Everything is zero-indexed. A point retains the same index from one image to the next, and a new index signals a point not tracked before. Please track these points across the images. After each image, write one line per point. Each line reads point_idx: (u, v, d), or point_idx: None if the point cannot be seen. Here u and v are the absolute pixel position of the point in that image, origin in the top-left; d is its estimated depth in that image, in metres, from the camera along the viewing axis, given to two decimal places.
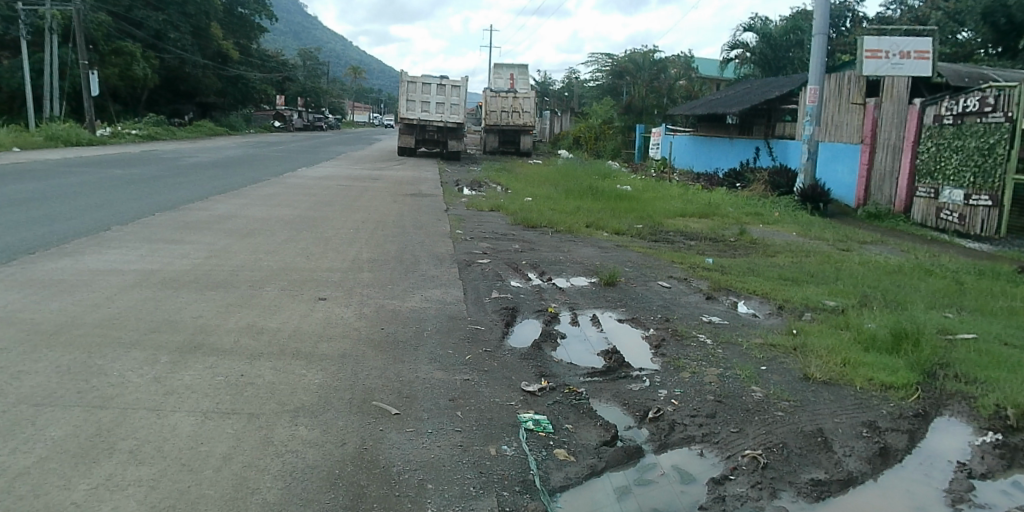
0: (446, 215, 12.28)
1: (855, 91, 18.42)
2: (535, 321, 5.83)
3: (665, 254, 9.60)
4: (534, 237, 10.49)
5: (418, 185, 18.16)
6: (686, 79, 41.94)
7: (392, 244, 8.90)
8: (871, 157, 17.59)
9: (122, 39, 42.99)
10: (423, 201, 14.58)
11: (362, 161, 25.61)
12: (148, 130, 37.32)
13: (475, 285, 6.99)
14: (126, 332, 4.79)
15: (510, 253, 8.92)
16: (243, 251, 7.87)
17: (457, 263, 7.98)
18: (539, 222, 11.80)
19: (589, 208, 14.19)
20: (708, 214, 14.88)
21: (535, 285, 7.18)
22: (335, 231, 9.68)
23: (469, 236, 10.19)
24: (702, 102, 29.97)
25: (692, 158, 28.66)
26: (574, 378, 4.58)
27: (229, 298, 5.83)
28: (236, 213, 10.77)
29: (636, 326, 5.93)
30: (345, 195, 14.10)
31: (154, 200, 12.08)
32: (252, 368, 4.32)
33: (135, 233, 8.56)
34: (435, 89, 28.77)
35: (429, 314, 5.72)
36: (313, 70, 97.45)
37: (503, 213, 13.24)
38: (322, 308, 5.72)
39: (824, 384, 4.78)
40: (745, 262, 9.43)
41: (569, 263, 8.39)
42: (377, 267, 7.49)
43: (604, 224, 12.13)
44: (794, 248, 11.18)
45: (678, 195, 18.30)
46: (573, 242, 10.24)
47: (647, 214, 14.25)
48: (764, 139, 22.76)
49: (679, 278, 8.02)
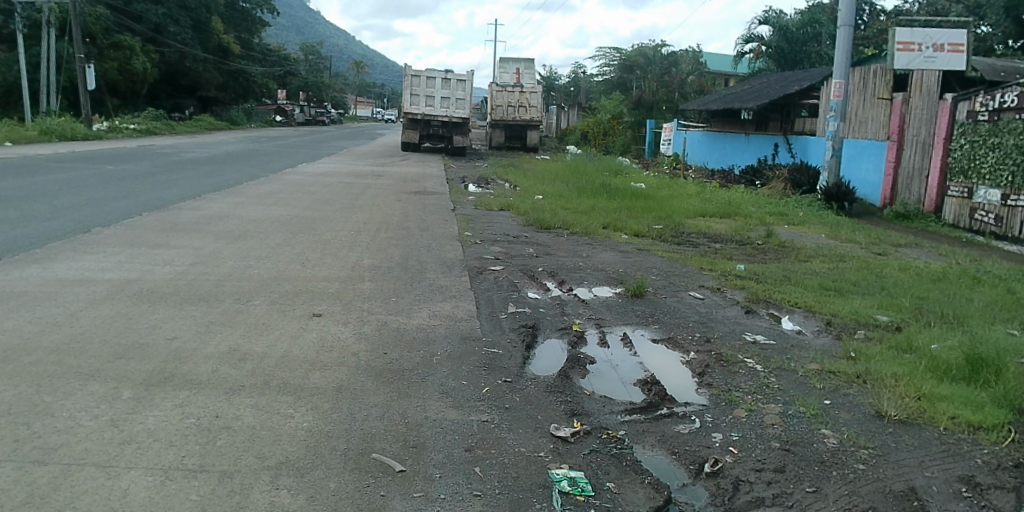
0: (453, 216, 11.59)
1: (882, 86, 17.64)
2: (559, 342, 5.12)
3: (692, 260, 8.89)
4: (549, 240, 9.80)
5: (423, 182, 17.47)
6: (697, 74, 41.11)
7: (397, 249, 8.22)
8: (898, 154, 16.81)
9: (121, 32, 42.45)
10: (429, 199, 13.90)
11: (364, 157, 24.96)
12: (147, 125, 36.76)
13: (488, 297, 6.29)
14: (86, 360, 4.10)
15: (524, 258, 8.22)
16: (232, 256, 7.20)
17: (468, 271, 7.27)
18: (553, 223, 11.11)
19: (605, 208, 13.48)
20: (730, 215, 14.14)
21: (554, 296, 6.47)
22: (336, 233, 9.01)
23: (480, 238, 9.49)
24: (716, 97, 29.19)
25: (706, 154, 27.89)
26: (611, 417, 3.86)
27: (212, 315, 5.15)
28: (229, 213, 10.11)
29: (673, 348, 5.22)
30: (346, 194, 13.43)
31: (143, 199, 11.44)
32: (229, 407, 3.62)
33: (116, 236, 7.92)
34: (440, 83, 28.03)
35: (439, 334, 5.02)
36: (316, 64, 96.84)
37: (514, 213, 12.55)
38: (316, 327, 5.03)
39: (902, 425, 4.06)
40: (780, 269, 8.70)
41: (590, 270, 7.69)
42: (380, 275, 6.80)
43: (622, 225, 11.43)
44: (827, 252, 10.46)
45: (695, 193, 17.55)
46: (591, 245, 9.53)
47: (666, 213, 13.54)
48: (783, 135, 21.98)
49: (712, 288, 7.30)
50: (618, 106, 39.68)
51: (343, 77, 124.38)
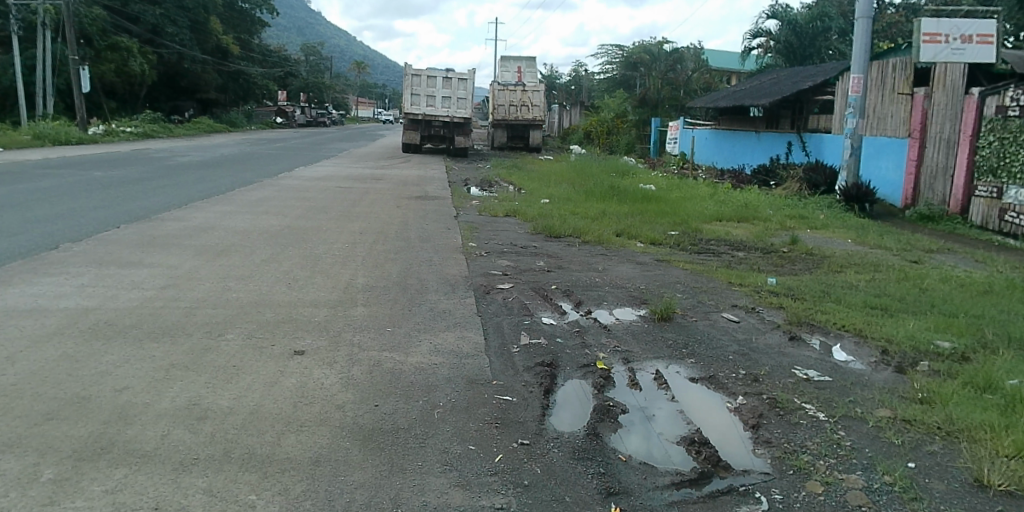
0: (456, 223, 10.81)
1: (902, 81, 16.85)
2: (582, 381, 4.38)
3: (718, 273, 8.12)
4: (559, 251, 9.03)
5: (423, 186, 16.70)
6: (703, 71, 40.30)
7: (395, 264, 7.45)
8: (921, 153, 16.01)
9: (117, 34, 41.75)
10: (429, 205, 13.16)
11: (364, 159, 24.20)
12: (144, 127, 36.03)
13: (497, 322, 5.52)
14: (8, 425, 3.33)
15: (535, 274, 7.46)
16: (210, 277, 6.44)
17: (473, 291, 6.50)
18: (563, 230, 10.36)
19: (616, 213, 12.73)
20: (750, 219, 13.38)
21: (572, 322, 5.70)
22: (329, 247, 8.25)
23: (485, 250, 8.73)
24: (723, 94, 28.40)
25: (714, 152, 27.11)
26: (657, 495, 3.10)
27: (174, 355, 4.38)
28: (215, 224, 9.35)
29: (717, 390, 4.44)
30: (342, 200, 12.65)
31: (125, 208, 10.70)
32: (175, 492, 2.84)
33: (84, 253, 7.16)
34: (440, 82, 27.28)
35: (441, 377, 4.24)
36: (316, 65, 96.04)
37: (520, 219, 11.80)
38: (295, 370, 4.25)
39: (1011, 499, 3.28)
40: (815, 283, 7.90)
41: (609, 288, 6.90)
42: (374, 297, 6.03)
43: (636, 232, 10.67)
44: (859, 260, 9.69)
45: (708, 195, 16.78)
46: (605, 256, 8.75)
47: (681, 218, 12.79)
48: (796, 132, 21.21)
49: (746, 308, 6.52)
50: (621, 104, 38.89)
51: (344, 77, 123.60)
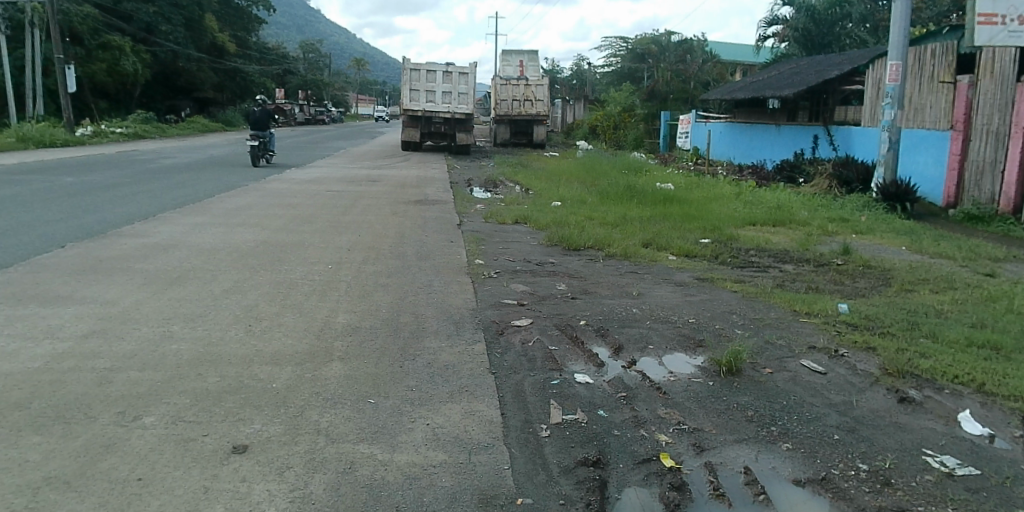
0: (459, 233, 9.46)
1: (944, 68, 15.44)
2: (645, 492, 3.04)
3: (776, 297, 6.79)
4: (580, 268, 7.66)
5: (422, 188, 15.32)
6: (713, 63, 38.91)
7: (385, 293, 6.11)
8: (967, 146, 14.58)
9: (109, 33, 40.43)
10: (429, 210, 11.84)
11: (359, 159, 22.77)
12: (134, 127, 34.68)
13: (517, 384, 4.17)
14: None
15: (557, 303, 6.11)
16: (151, 318, 5.10)
17: (483, 331, 5.14)
18: (583, 241, 9.04)
19: (638, 218, 11.42)
20: (788, 224, 12.03)
21: (615, 380, 4.35)
22: (310, 268, 6.93)
23: (495, 269, 7.39)
24: (739, 86, 27.02)
25: (731, 147, 25.79)
26: None
27: (53, 464, 3.02)
28: (178, 241, 8.02)
29: (837, 501, 3.08)
30: (330, 207, 11.32)
31: (83, 220, 9.39)
32: None
33: (4, 285, 5.84)
34: (441, 77, 25.92)
35: (437, 495, 2.89)
36: (315, 62, 94.58)
37: (532, 227, 10.50)
38: (225, 486, 2.90)
39: None
40: (894, 310, 6.52)
41: (652, 322, 5.57)
42: (356, 345, 4.69)
43: (666, 242, 9.36)
44: (927, 275, 8.36)
45: (733, 195, 15.44)
46: (637, 275, 7.40)
47: (710, 223, 11.50)
48: (822, 125, 19.85)
49: (828, 353, 5.16)
50: (629, 98, 37.45)
51: (343, 75, 122.00)
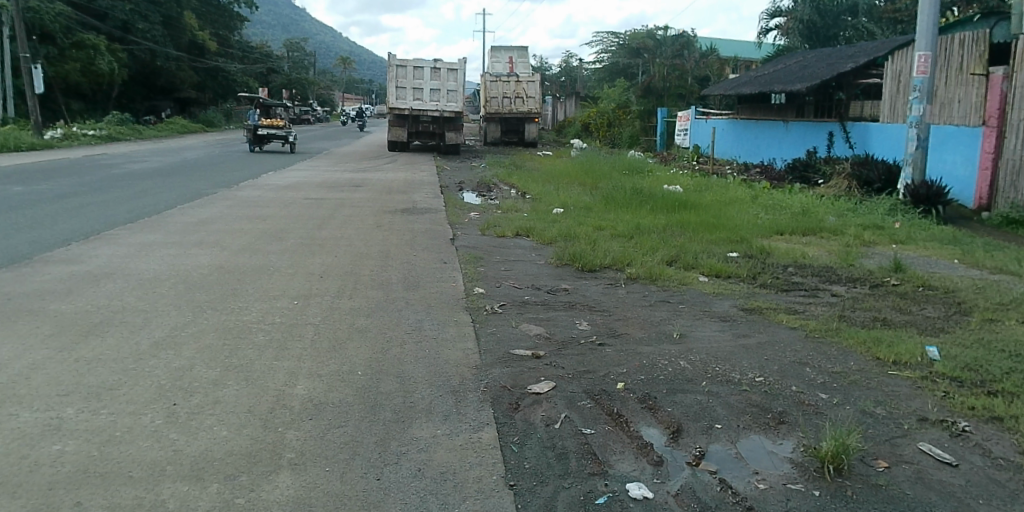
0: (452, 251, 8.17)
1: (975, 59, 14.28)
2: None
3: (847, 336, 5.56)
4: (599, 297, 6.40)
5: (409, 194, 14.05)
6: (709, 57, 37.87)
7: (361, 342, 4.81)
8: (1002, 144, 13.40)
9: (83, 31, 38.78)
10: (417, 221, 10.54)
11: (343, 161, 21.42)
12: (108, 130, 33.10)
13: (547, 507, 2.87)
14: None
15: (583, 351, 4.83)
16: (40, 394, 3.77)
17: (491, 405, 3.84)
18: (600, 259, 7.79)
19: (653, 228, 10.19)
20: (819, 233, 10.83)
21: (682, 491, 3.07)
22: (271, 305, 5.62)
23: (500, 301, 6.10)
24: (743, 80, 25.86)
25: (735, 145, 24.63)
26: None
27: None
28: (117, 268, 6.68)
29: None
30: (306, 219, 9.99)
31: (11, 241, 8.00)
32: None
33: None
34: (429, 73, 24.47)
35: None
36: (299, 61, 92.69)
37: (536, 240, 9.23)
38: None
39: None
40: (992, 352, 5.31)
41: (708, 383, 4.31)
42: (314, 437, 3.38)
43: (694, 259, 8.13)
44: (1004, 298, 7.13)
45: (748, 199, 14.26)
46: (669, 306, 6.15)
47: (734, 233, 10.29)
48: (837, 121, 18.68)
49: (947, 430, 3.94)
50: (623, 95, 36.23)
51: (329, 74, 119.91)
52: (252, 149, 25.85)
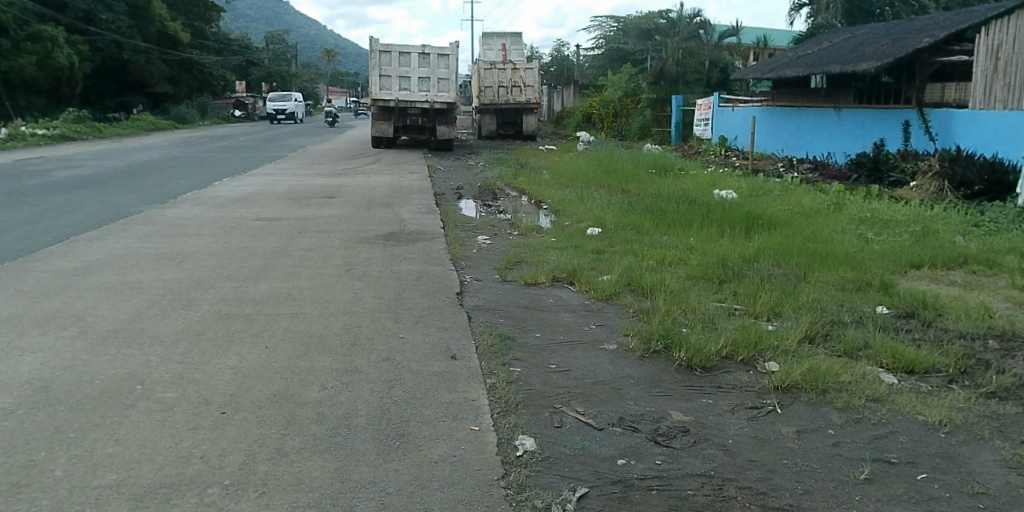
0: (460, 325, 5.09)
1: None
2: None
3: None
4: (757, 456, 3.32)
5: (394, 207, 10.96)
6: (725, 39, 34.75)
7: None
8: None
9: (42, 24, 35.39)
10: (401, 256, 7.45)
11: (318, 162, 18.26)
12: (62, 129, 29.72)
13: None
14: None
15: None
16: None
17: None
18: (709, 338, 4.73)
19: (743, 264, 7.13)
20: (967, 268, 7.80)
21: None
22: None
23: (572, 484, 2.97)
24: (779, 62, 22.77)
25: (773, 136, 21.55)
26: None
27: None
28: None
29: None
30: (240, 261, 6.88)
31: None
32: None
33: None
34: (416, 60, 21.33)
35: None
36: (281, 53, 88.52)
37: (588, 291, 6.17)
38: None
39: None
40: None
41: None
42: None
43: (849, 335, 5.08)
44: None
45: (829, 209, 11.21)
46: (912, 493, 3.07)
47: (858, 270, 7.24)
48: (911, 107, 15.63)
49: None
50: (630, 82, 32.99)
51: (315, 67, 115.78)
52: (220, 149, 22.71)
